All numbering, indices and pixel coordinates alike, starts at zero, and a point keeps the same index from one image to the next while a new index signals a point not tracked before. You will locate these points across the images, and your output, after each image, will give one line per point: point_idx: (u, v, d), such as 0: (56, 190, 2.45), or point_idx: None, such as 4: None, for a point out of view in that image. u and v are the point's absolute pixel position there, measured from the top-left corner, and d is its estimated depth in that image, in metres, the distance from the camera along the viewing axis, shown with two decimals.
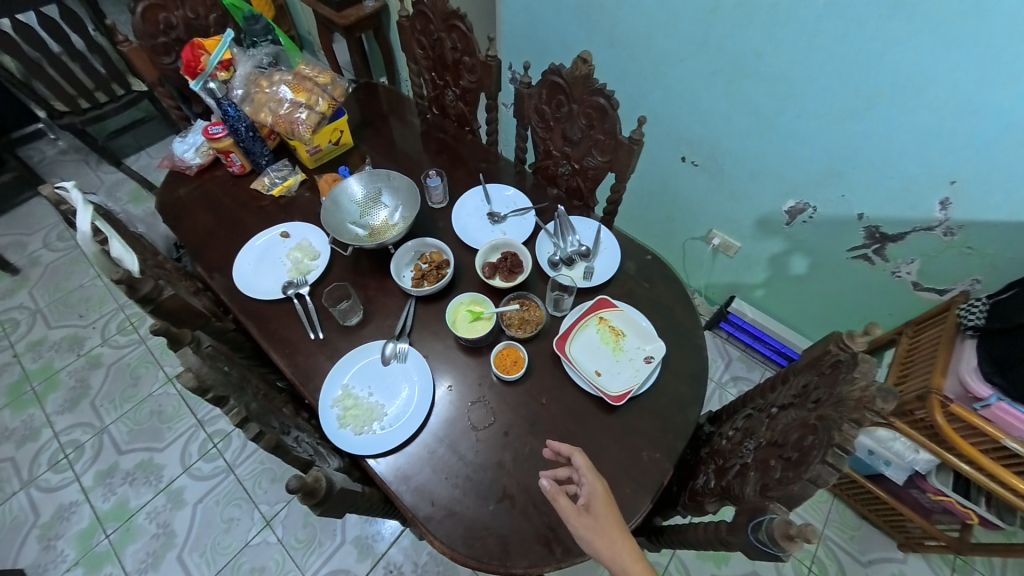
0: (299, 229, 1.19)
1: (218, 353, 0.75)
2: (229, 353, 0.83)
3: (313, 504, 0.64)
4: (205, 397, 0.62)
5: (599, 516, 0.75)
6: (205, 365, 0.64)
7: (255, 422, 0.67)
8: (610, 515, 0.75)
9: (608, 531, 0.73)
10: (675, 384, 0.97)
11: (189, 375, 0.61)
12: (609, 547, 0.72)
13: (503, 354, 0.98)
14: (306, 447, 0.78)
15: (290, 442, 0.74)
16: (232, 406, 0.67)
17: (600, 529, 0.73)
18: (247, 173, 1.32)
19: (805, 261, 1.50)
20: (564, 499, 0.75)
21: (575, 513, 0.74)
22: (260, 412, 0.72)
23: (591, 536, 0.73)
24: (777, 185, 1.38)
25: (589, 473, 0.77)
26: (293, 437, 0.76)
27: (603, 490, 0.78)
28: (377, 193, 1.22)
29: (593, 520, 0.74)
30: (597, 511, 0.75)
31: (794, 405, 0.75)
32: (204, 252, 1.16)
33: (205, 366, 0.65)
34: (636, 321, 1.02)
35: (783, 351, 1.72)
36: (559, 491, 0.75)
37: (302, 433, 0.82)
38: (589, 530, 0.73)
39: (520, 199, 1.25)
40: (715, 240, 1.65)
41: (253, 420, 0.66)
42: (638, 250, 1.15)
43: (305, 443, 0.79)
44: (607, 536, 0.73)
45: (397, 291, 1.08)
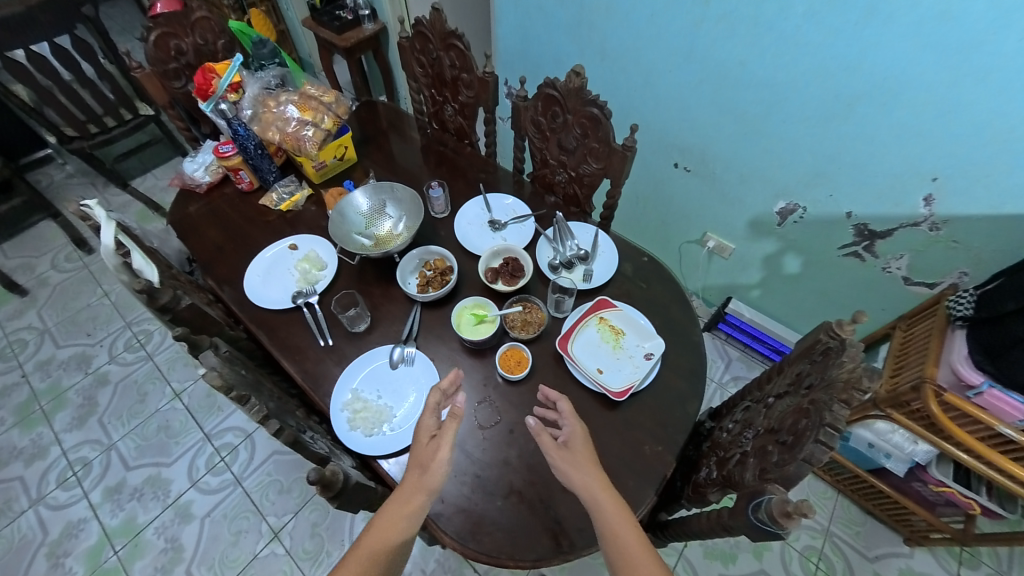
0: (306, 242, 1.23)
1: (232, 358, 0.78)
2: (244, 360, 0.85)
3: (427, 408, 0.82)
4: (228, 396, 0.64)
5: (577, 451, 0.81)
6: (225, 366, 0.66)
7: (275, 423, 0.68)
8: (586, 452, 0.81)
9: (581, 463, 0.78)
10: (674, 380, 1.00)
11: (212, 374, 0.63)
12: (580, 478, 0.77)
13: (507, 356, 1.01)
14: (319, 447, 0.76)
15: (307, 439, 0.75)
16: (253, 405, 0.68)
17: (575, 462, 0.79)
18: (255, 189, 1.37)
19: (797, 261, 1.54)
20: (547, 436, 0.82)
21: (554, 446, 0.81)
22: (277, 411, 0.73)
23: (569, 469, 0.78)
24: (767, 187, 1.43)
25: (571, 416, 0.85)
26: (309, 436, 0.78)
27: (584, 432, 0.84)
28: (381, 205, 1.26)
29: (570, 454, 0.80)
30: (575, 447, 0.81)
31: (789, 392, 0.78)
32: (215, 266, 1.20)
33: (225, 368, 0.67)
34: (635, 320, 1.05)
35: (781, 350, 1.74)
36: (543, 429, 0.83)
37: (315, 433, 0.84)
38: (565, 462, 0.79)
39: (519, 207, 1.29)
40: (710, 242, 1.70)
41: (272, 418, 0.67)
42: (634, 252, 1.19)
43: (316, 440, 0.78)
44: (580, 468, 0.78)
45: (402, 298, 1.11)
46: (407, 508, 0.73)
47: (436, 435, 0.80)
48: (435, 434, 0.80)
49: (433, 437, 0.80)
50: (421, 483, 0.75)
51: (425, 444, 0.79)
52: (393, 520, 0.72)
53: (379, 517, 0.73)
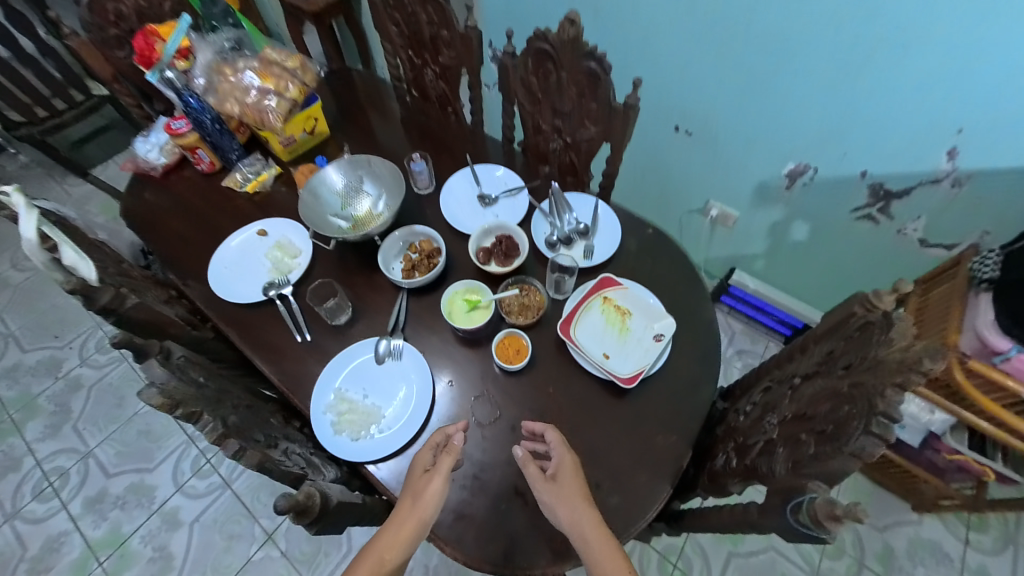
0: (276, 227, 1.11)
1: (190, 364, 0.67)
2: (207, 364, 0.74)
3: (429, 441, 0.75)
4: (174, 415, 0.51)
5: (565, 486, 0.73)
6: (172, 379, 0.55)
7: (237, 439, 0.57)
8: (576, 486, 0.73)
9: (570, 498, 0.71)
10: (687, 362, 0.92)
11: (154, 391, 0.51)
12: (569, 514, 0.70)
13: (505, 344, 0.92)
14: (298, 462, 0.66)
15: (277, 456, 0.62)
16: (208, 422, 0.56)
17: (563, 497, 0.71)
18: (218, 170, 1.24)
19: (806, 227, 1.46)
20: (533, 467, 0.74)
21: (541, 479, 0.73)
22: (244, 424, 0.62)
23: (559, 507, 0.71)
24: (775, 149, 1.33)
25: (560, 446, 0.76)
26: (282, 450, 0.65)
27: (575, 465, 0.75)
28: (358, 182, 1.14)
29: (558, 488, 0.72)
30: (563, 480, 0.73)
31: (818, 373, 0.71)
32: (178, 259, 1.08)
33: (173, 380, 0.56)
34: (642, 300, 0.96)
35: (786, 321, 1.70)
36: (530, 459, 0.74)
37: (291, 445, 0.70)
38: (552, 497, 0.71)
39: (511, 179, 1.18)
40: (713, 211, 1.60)
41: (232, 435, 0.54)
42: (638, 225, 1.10)
43: (292, 449, 0.68)
44: (568, 504, 0.71)
45: (388, 285, 1.01)
46: (397, 541, 0.67)
47: (429, 471, 0.72)
48: (430, 467, 0.73)
49: (426, 471, 0.72)
50: (413, 513, 0.69)
51: (418, 478, 0.72)
52: (379, 556, 0.66)
53: (370, 549, 0.68)
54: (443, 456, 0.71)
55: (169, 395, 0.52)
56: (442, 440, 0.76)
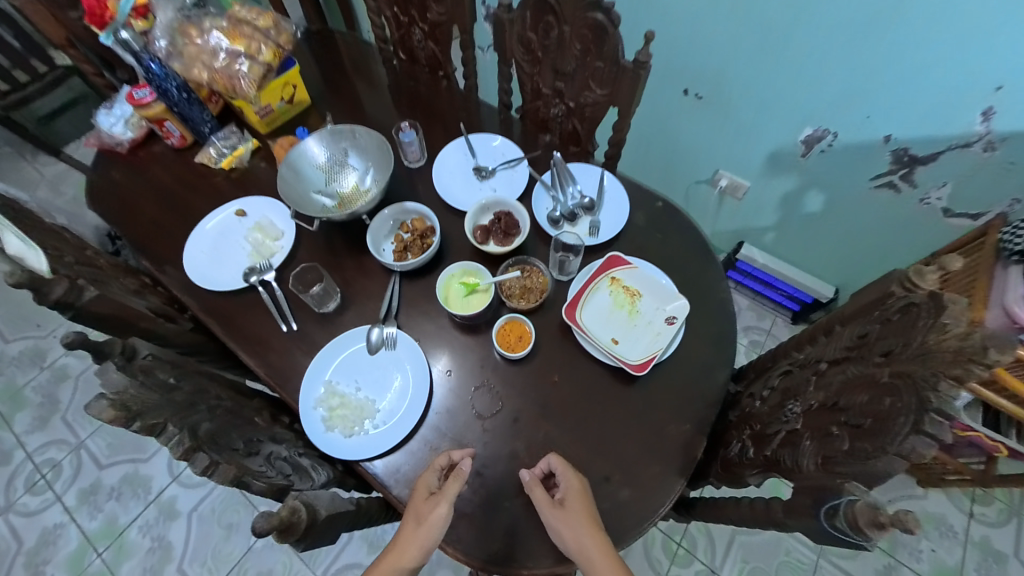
0: (256, 206, 1.03)
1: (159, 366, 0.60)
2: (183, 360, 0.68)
3: (435, 462, 0.71)
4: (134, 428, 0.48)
5: (573, 511, 0.68)
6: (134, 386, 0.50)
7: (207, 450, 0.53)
8: (586, 512, 0.68)
9: (579, 525, 0.67)
10: (700, 346, 0.86)
11: (108, 402, 0.47)
12: (576, 540, 0.66)
13: (505, 330, 0.86)
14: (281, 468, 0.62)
15: (256, 469, 0.58)
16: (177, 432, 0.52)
17: (571, 523, 0.67)
18: (190, 145, 1.14)
19: (820, 197, 1.37)
20: (540, 490, 0.70)
21: (548, 504, 0.68)
22: (219, 430, 0.58)
23: (567, 534, 0.66)
24: (793, 112, 1.23)
25: (567, 470, 0.71)
26: (263, 459, 0.61)
27: (583, 490, 0.70)
28: (343, 156, 1.04)
29: (565, 513, 0.68)
30: (571, 505, 0.68)
31: (848, 359, 0.64)
32: (149, 244, 1.00)
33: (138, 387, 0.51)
34: (653, 279, 0.89)
35: (794, 296, 1.63)
36: (536, 482, 0.71)
37: (277, 448, 0.66)
38: (560, 523, 0.67)
39: (509, 149, 1.09)
40: (722, 182, 1.51)
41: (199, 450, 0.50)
42: (647, 198, 1.01)
43: (275, 454, 0.64)
44: (577, 531, 0.66)
45: (378, 269, 0.93)
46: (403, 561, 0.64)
47: (434, 496, 0.68)
48: (434, 490, 0.69)
49: (431, 496, 0.68)
50: (417, 538, 0.65)
51: (423, 501, 0.67)
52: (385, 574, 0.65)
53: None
54: (449, 480, 0.67)
55: (125, 404, 0.48)
56: (447, 462, 0.72)
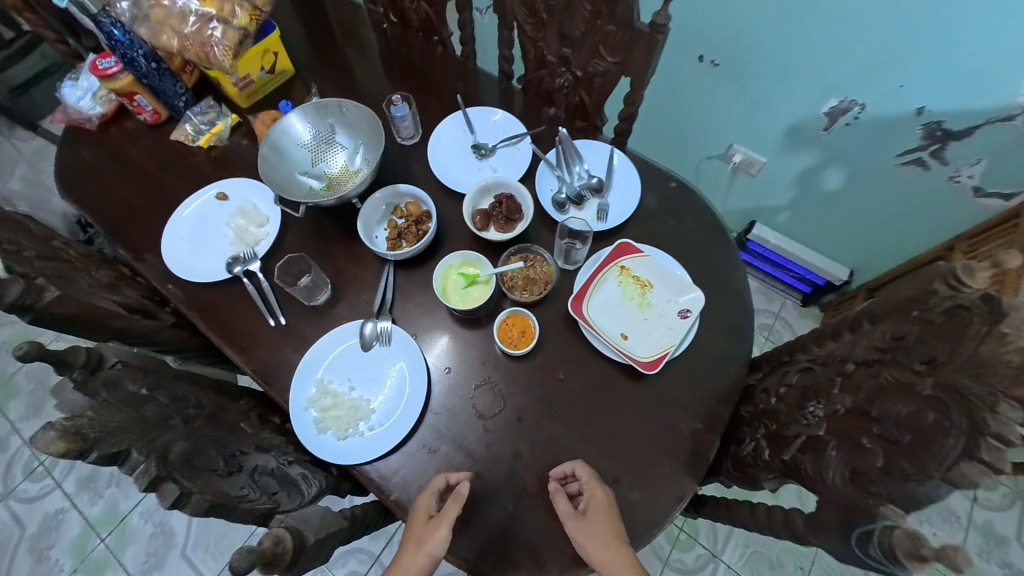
0: (238, 189, 0.95)
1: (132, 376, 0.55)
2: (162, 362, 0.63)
3: (431, 484, 0.68)
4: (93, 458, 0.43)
5: (596, 524, 0.65)
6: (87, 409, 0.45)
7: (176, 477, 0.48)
8: (610, 527, 0.65)
9: (602, 540, 0.63)
10: (715, 341, 0.81)
11: (58, 433, 0.42)
12: (598, 555, 0.63)
13: (507, 324, 0.81)
14: (265, 486, 0.60)
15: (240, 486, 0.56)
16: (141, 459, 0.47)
17: (594, 537, 0.64)
18: (164, 121, 1.05)
19: (841, 174, 1.29)
20: (563, 501, 0.67)
21: (570, 515, 0.65)
22: (195, 448, 0.54)
23: (590, 548, 0.63)
24: (818, 81, 1.13)
25: (592, 481, 0.68)
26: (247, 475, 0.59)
27: (608, 501, 0.67)
28: (330, 134, 0.96)
29: (588, 525, 0.64)
30: (593, 519, 0.65)
31: (881, 364, 0.57)
32: (125, 231, 0.93)
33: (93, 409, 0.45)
34: (665, 269, 0.83)
35: (806, 278, 1.57)
36: (560, 492, 0.68)
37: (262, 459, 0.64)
38: (583, 536, 0.64)
39: (510, 125, 1.00)
40: (736, 157, 1.41)
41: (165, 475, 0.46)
42: (659, 178, 0.94)
43: (260, 466, 0.62)
44: (600, 545, 0.63)
45: (371, 258, 0.87)
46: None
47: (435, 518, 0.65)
48: (434, 513, 0.66)
49: (430, 519, 0.65)
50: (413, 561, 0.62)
51: (422, 526, 0.64)
52: None
53: None
54: (448, 501, 0.65)
55: (81, 433, 0.42)
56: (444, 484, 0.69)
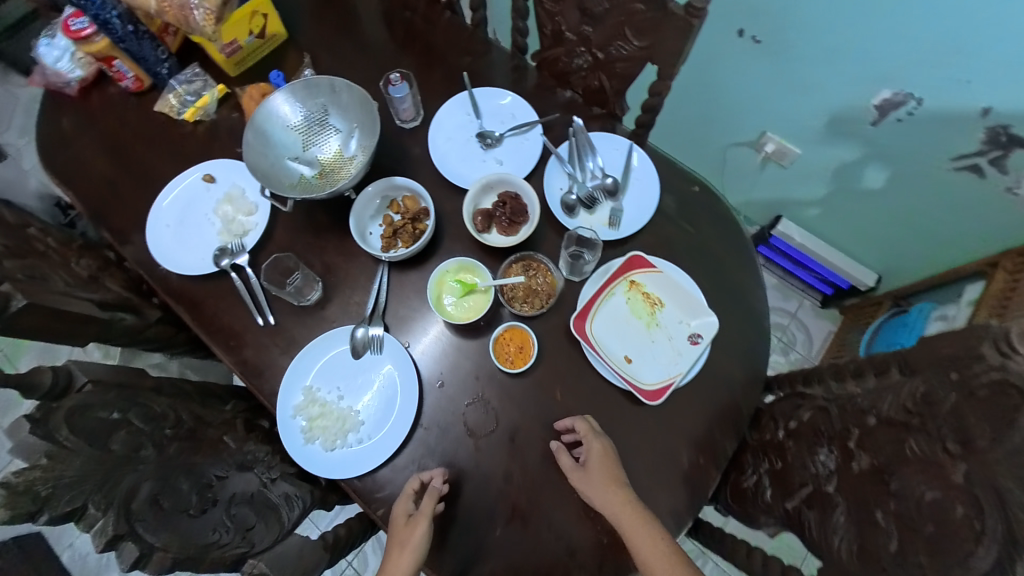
0: (226, 172, 0.89)
1: (90, 403, 0.53)
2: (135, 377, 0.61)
3: (404, 491, 0.67)
4: (42, 521, 0.43)
5: (595, 472, 0.66)
6: (34, 468, 0.45)
7: (137, 534, 0.49)
8: (609, 472, 0.65)
9: (602, 486, 0.64)
10: (726, 367, 0.76)
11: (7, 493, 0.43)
12: (601, 499, 0.64)
13: (505, 338, 0.76)
14: (241, 523, 0.60)
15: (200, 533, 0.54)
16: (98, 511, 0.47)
17: (592, 484, 0.65)
18: (147, 89, 0.97)
19: (882, 173, 1.16)
20: (564, 457, 0.68)
21: (572, 468, 0.67)
22: (162, 489, 0.55)
23: (593, 495, 0.65)
24: (871, 68, 0.99)
25: (589, 435, 0.68)
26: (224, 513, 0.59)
27: (606, 449, 0.68)
28: (322, 115, 0.88)
29: (587, 474, 0.66)
30: (592, 466, 0.66)
31: (906, 429, 0.52)
32: (108, 213, 0.88)
33: (39, 465, 0.45)
34: (679, 287, 0.77)
35: (828, 280, 1.48)
36: (562, 449, 0.69)
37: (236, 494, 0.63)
38: (584, 485, 0.65)
39: (521, 110, 0.90)
40: (768, 146, 1.29)
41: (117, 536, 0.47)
42: (681, 180, 0.85)
43: (238, 494, 0.63)
44: (600, 491, 0.64)
45: (364, 256, 0.82)
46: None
47: (412, 519, 0.65)
48: (412, 513, 0.65)
49: (408, 520, 0.65)
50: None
51: (401, 530, 0.64)
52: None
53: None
54: (425, 497, 0.66)
55: (28, 491, 0.43)
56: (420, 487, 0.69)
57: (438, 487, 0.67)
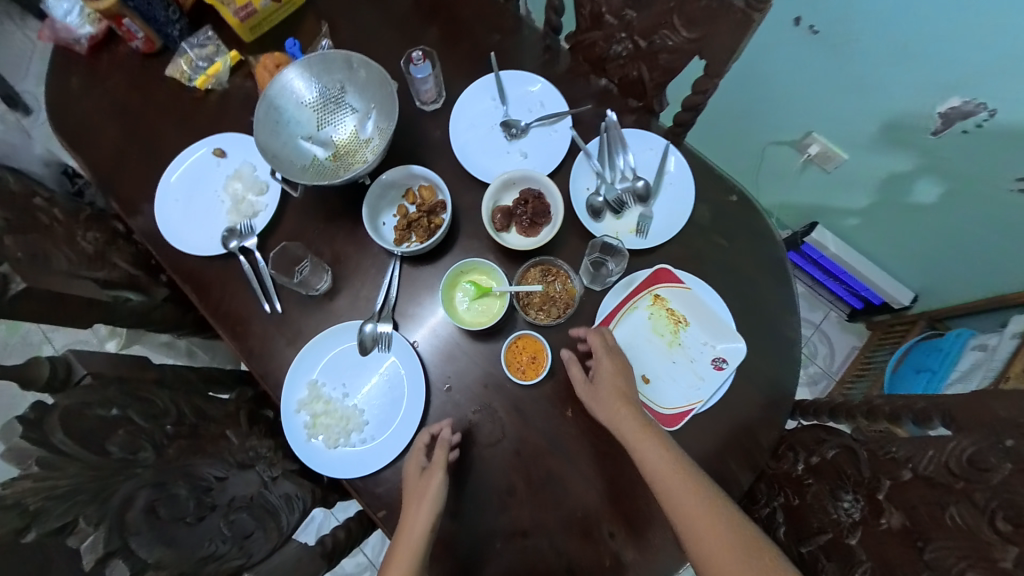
0: (237, 146, 0.85)
1: (86, 401, 0.54)
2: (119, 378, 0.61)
3: (416, 441, 0.67)
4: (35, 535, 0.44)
5: (604, 388, 0.66)
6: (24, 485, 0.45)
7: (129, 551, 0.49)
8: (618, 387, 0.66)
9: (609, 400, 0.65)
10: (748, 395, 0.71)
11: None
12: (608, 413, 0.65)
13: (516, 347, 0.73)
14: (237, 533, 0.60)
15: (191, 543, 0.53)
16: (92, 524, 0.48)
17: (600, 399, 0.66)
18: (158, 52, 0.91)
19: (936, 188, 1.07)
20: (576, 368, 0.69)
21: (581, 380, 0.68)
22: (159, 496, 0.55)
23: (600, 408, 0.65)
24: (941, 73, 0.88)
25: (602, 351, 0.68)
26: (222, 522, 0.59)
27: (618, 366, 0.68)
28: (338, 92, 0.83)
29: (595, 389, 0.67)
30: (600, 382, 0.67)
31: (948, 493, 0.49)
32: (116, 183, 0.85)
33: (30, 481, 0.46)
34: (706, 305, 0.72)
35: (859, 293, 1.41)
36: (573, 360, 0.70)
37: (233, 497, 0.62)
38: (592, 400, 0.66)
39: (550, 98, 0.84)
40: (812, 148, 1.18)
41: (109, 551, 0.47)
42: (719, 188, 0.79)
43: (238, 497, 0.63)
44: (607, 405, 0.65)
45: (375, 249, 0.78)
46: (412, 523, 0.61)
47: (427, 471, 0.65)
48: (426, 467, 0.66)
49: (422, 472, 0.65)
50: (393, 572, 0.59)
51: (415, 482, 0.65)
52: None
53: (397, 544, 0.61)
54: (436, 449, 0.66)
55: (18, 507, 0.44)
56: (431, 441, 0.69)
57: (445, 433, 0.67)
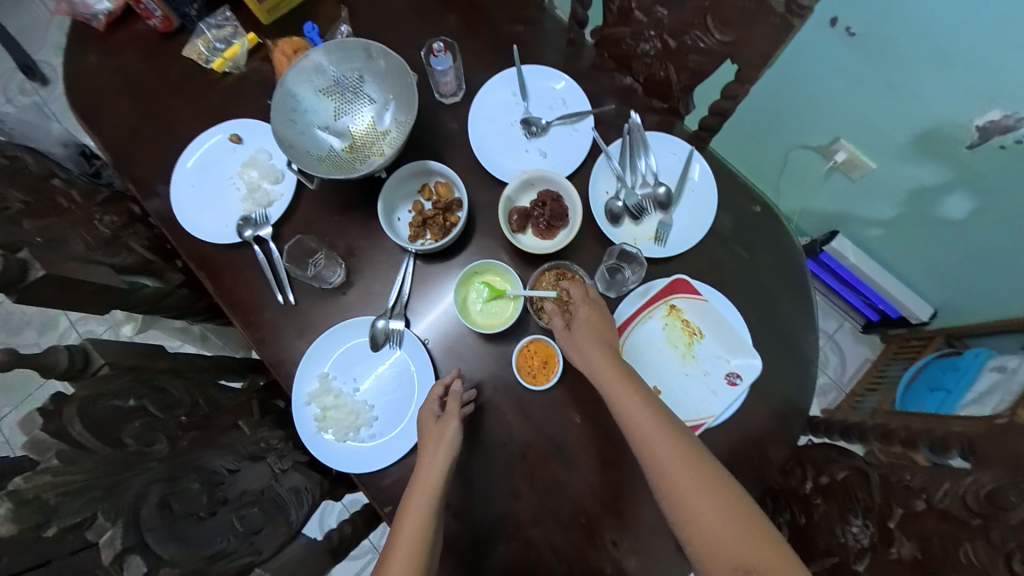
0: (253, 134, 0.84)
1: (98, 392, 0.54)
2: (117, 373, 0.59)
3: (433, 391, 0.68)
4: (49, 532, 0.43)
5: (582, 334, 0.66)
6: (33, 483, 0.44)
7: (144, 547, 0.47)
8: (597, 335, 0.66)
9: (588, 346, 0.65)
10: (760, 411, 0.71)
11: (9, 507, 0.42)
12: (586, 360, 0.64)
13: (528, 351, 0.73)
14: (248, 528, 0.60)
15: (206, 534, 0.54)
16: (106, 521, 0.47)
17: (579, 345, 0.65)
18: (175, 31, 0.90)
19: (967, 203, 1.03)
20: (556, 317, 0.69)
21: (560, 326, 0.68)
22: (172, 488, 0.55)
23: (578, 354, 0.65)
24: (986, 84, 0.84)
25: (582, 301, 0.68)
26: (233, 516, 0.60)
27: (596, 315, 0.68)
28: (357, 82, 0.81)
29: (573, 335, 0.66)
30: (579, 329, 0.67)
31: (965, 528, 0.48)
32: (132, 166, 0.85)
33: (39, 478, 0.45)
34: (722, 319, 0.71)
35: (877, 305, 1.37)
36: (552, 311, 0.70)
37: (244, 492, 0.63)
38: (570, 346, 0.66)
39: (573, 96, 0.81)
40: (838, 155, 1.13)
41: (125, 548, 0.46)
42: (742, 197, 0.77)
43: (248, 492, 0.65)
44: (585, 350, 0.65)
45: (389, 244, 0.78)
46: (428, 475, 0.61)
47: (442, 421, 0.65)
48: (440, 415, 0.66)
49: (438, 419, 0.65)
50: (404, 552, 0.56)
51: (430, 428, 0.65)
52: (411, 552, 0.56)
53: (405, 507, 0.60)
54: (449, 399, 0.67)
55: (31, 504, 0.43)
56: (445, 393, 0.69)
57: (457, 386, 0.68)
